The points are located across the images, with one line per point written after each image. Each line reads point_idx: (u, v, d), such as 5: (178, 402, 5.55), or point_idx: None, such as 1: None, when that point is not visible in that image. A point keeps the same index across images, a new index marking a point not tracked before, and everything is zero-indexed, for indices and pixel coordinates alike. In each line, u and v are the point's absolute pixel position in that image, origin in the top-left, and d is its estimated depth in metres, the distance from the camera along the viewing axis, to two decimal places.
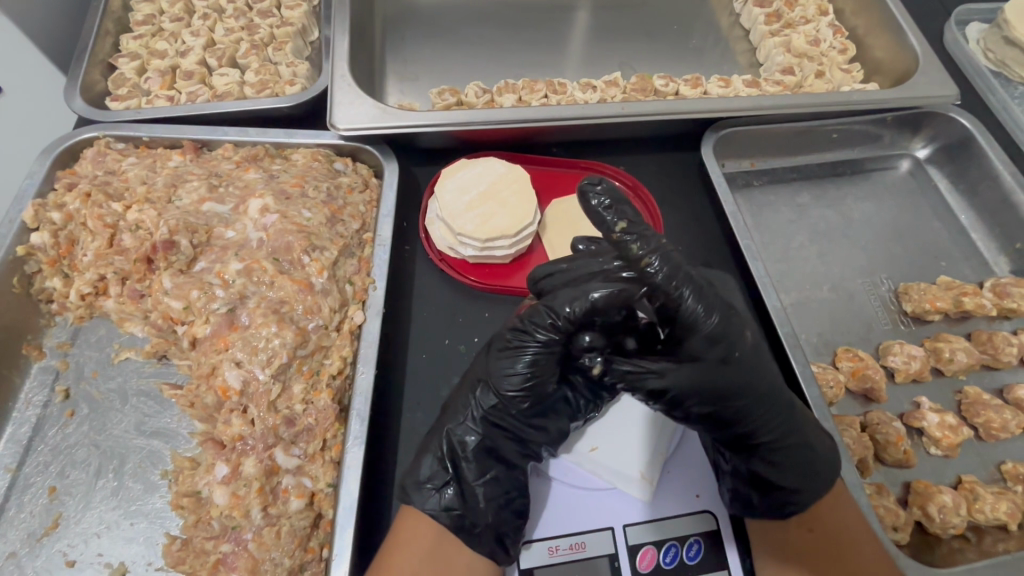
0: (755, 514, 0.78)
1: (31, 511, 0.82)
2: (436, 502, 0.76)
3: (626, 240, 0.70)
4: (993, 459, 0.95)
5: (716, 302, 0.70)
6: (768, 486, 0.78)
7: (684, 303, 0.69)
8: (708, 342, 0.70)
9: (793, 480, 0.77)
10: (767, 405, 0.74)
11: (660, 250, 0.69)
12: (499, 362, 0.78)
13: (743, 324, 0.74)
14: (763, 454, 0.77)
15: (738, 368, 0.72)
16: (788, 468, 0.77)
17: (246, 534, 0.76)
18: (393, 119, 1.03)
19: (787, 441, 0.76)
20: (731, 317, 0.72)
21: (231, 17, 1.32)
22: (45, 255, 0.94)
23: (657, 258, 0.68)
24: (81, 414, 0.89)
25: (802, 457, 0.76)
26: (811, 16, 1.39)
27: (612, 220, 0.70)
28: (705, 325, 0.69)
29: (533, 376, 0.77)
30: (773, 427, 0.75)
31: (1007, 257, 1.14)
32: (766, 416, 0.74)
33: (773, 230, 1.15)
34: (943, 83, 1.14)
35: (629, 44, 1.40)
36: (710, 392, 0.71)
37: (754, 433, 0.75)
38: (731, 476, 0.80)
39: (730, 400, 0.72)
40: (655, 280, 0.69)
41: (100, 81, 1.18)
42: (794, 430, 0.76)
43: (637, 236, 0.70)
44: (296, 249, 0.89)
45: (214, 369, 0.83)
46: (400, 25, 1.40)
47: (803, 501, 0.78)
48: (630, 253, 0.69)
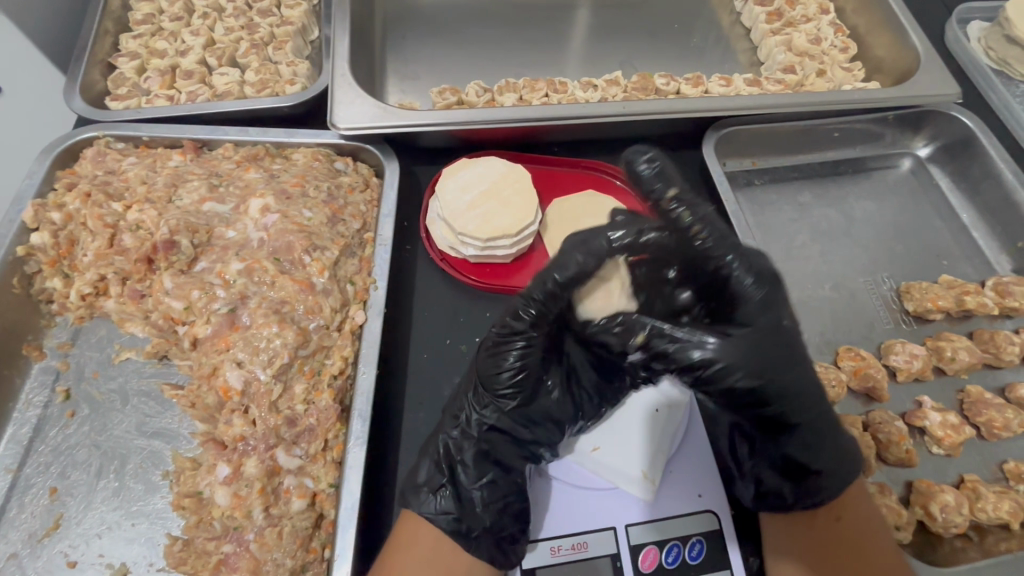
0: (785, 504, 0.77)
1: (33, 512, 0.82)
2: (433, 505, 0.76)
3: (673, 208, 0.73)
4: (995, 458, 0.95)
5: (757, 270, 0.71)
6: (799, 471, 0.75)
7: (731, 268, 0.71)
8: (756, 306, 0.70)
9: (826, 464, 0.74)
10: (808, 383, 0.71)
11: (708, 217, 0.72)
12: (488, 362, 0.77)
13: (784, 297, 0.73)
14: (798, 437, 0.73)
15: (784, 341, 0.69)
16: (820, 451, 0.73)
17: (248, 535, 0.76)
18: (394, 119, 1.03)
19: (825, 423, 0.73)
20: (774, 289, 0.72)
21: (231, 16, 1.32)
22: (45, 255, 0.94)
23: (704, 226, 0.71)
24: (81, 414, 0.89)
25: (834, 441, 0.74)
26: (812, 14, 1.39)
27: (660, 188, 0.74)
28: (750, 291, 0.70)
29: (524, 372, 0.76)
30: (812, 407, 0.71)
31: (1008, 255, 1.14)
32: (809, 395, 0.71)
33: (775, 229, 1.15)
34: (944, 81, 1.14)
35: (630, 43, 1.40)
36: (760, 363, 0.66)
37: (794, 414, 0.70)
38: (762, 466, 0.79)
39: (779, 372, 0.67)
40: (702, 245, 0.71)
41: (100, 80, 1.18)
42: (830, 411, 0.74)
43: (684, 203, 0.73)
44: (297, 248, 0.89)
45: (215, 369, 0.82)
46: (400, 24, 1.40)
47: (831, 487, 0.75)
48: (680, 220, 0.72)
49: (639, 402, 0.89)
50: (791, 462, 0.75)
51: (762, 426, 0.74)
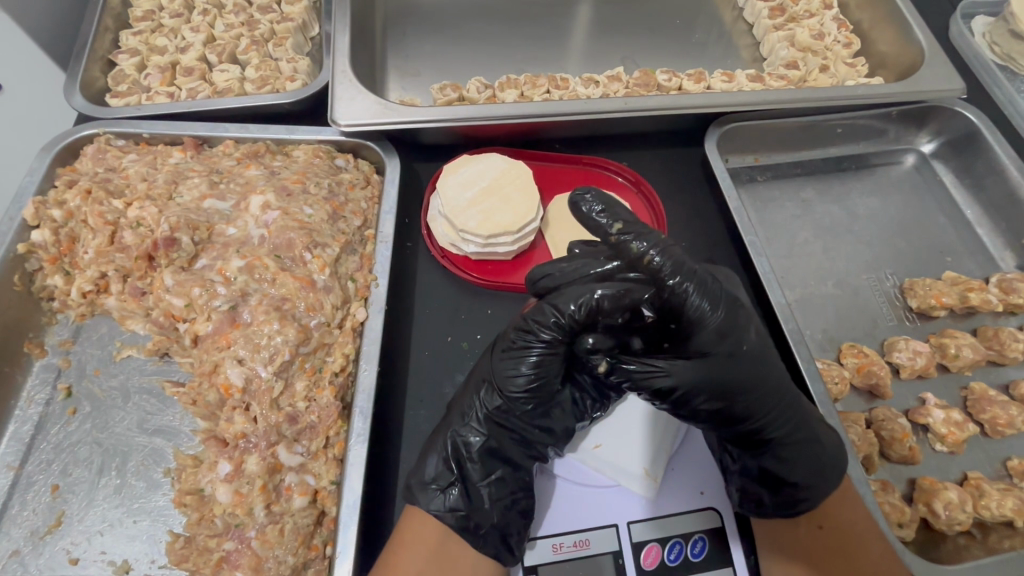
0: (763, 511, 0.78)
1: (35, 509, 0.82)
2: (441, 502, 0.76)
3: (625, 241, 0.71)
4: (998, 455, 0.95)
5: (719, 295, 0.72)
6: (777, 482, 0.77)
7: (689, 296, 0.70)
8: (716, 334, 0.71)
9: (802, 477, 0.76)
10: (776, 399, 0.74)
11: (660, 245, 0.71)
12: (504, 364, 0.77)
13: (748, 320, 0.75)
14: (771, 450, 0.77)
15: (744, 363, 0.72)
16: (795, 463, 0.76)
17: (250, 532, 0.76)
18: (394, 115, 1.02)
19: (797, 436, 0.76)
20: (736, 311, 0.73)
21: (231, 12, 1.31)
22: (46, 253, 0.94)
23: (658, 255, 0.70)
24: (83, 411, 0.89)
25: (811, 451, 0.76)
26: (814, 9, 1.38)
27: (609, 222, 0.72)
28: (712, 318, 0.71)
29: (541, 378, 0.77)
30: (781, 422, 0.75)
31: (1012, 252, 1.13)
32: (775, 412, 0.74)
33: (777, 226, 1.14)
34: (948, 77, 1.13)
35: (632, 39, 1.39)
36: (717, 387, 0.71)
37: (762, 429, 0.75)
38: (740, 475, 0.79)
39: (740, 394, 0.72)
40: (659, 274, 0.70)
41: (100, 77, 1.18)
42: (804, 424, 0.76)
43: (634, 234, 0.71)
44: (298, 245, 0.88)
45: (216, 366, 0.82)
46: (400, 20, 1.39)
47: (812, 498, 0.77)
48: (631, 252, 0.71)
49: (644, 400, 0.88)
50: (769, 474, 0.77)
51: (734, 441, 0.77)
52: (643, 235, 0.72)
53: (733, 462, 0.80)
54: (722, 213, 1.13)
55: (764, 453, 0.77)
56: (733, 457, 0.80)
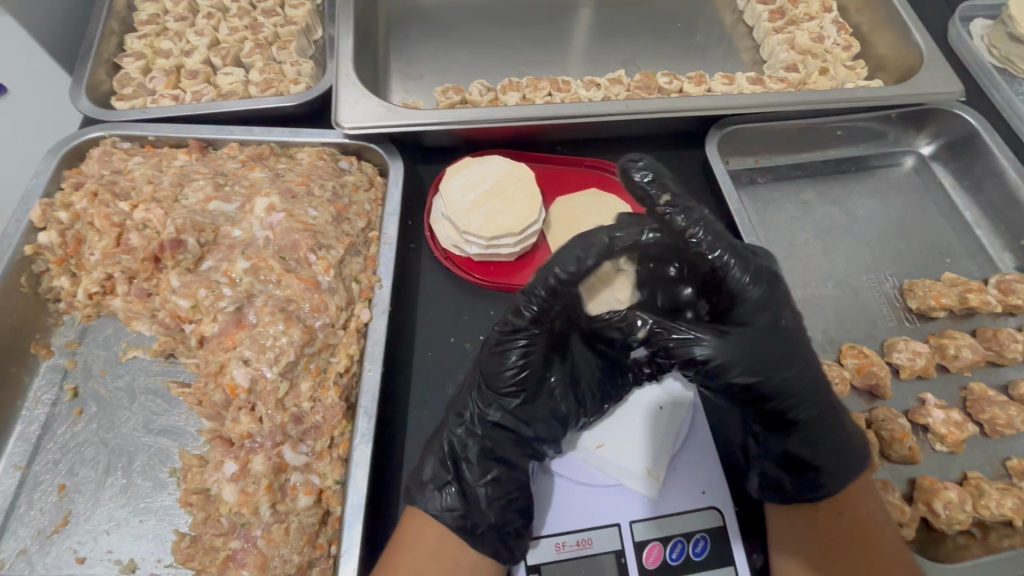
0: (785, 497, 0.79)
1: (42, 509, 0.83)
2: (438, 502, 0.77)
3: (669, 214, 0.76)
4: (998, 455, 0.95)
5: (760, 271, 0.75)
6: (801, 465, 0.77)
7: (730, 269, 0.74)
8: (757, 307, 0.73)
9: (825, 461, 0.75)
10: (811, 381, 0.73)
11: (702, 220, 0.76)
12: (490, 360, 0.77)
13: (788, 298, 0.76)
14: (796, 432, 0.76)
15: (784, 339, 0.72)
16: (820, 446, 0.75)
17: (255, 531, 0.76)
18: (398, 118, 1.03)
19: (827, 419, 0.75)
20: (776, 289, 0.75)
21: (234, 16, 1.32)
22: (52, 254, 0.95)
23: (699, 228, 0.75)
24: (89, 412, 0.90)
25: (835, 436, 0.75)
26: (814, 12, 1.39)
27: (656, 194, 0.77)
28: (752, 290, 0.73)
29: (526, 371, 0.77)
30: (811, 402, 0.74)
31: (1011, 253, 1.14)
32: (809, 392, 0.73)
33: (778, 227, 1.15)
34: (947, 79, 1.14)
35: (633, 42, 1.40)
36: (758, 361, 0.69)
37: (791, 409, 0.73)
38: (763, 460, 0.81)
39: (777, 369, 0.71)
40: (700, 247, 0.75)
41: (105, 80, 1.19)
42: (832, 409, 0.76)
43: (678, 209, 0.77)
44: (303, 247, 0.89)
45: (222, 367, 0.83)
46: (403, 24, 1.40)
47: (833, 484, 0.76)
48: (676, 226, 0.76)
49: (643, 399, 0.89)
50: (791, 458, 0.77)
51: (761, 420, 0.76)
52: (686, 211, 0.77)
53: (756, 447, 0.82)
54: (723, 214, 1.14)
55: (791, 434, 0.76)
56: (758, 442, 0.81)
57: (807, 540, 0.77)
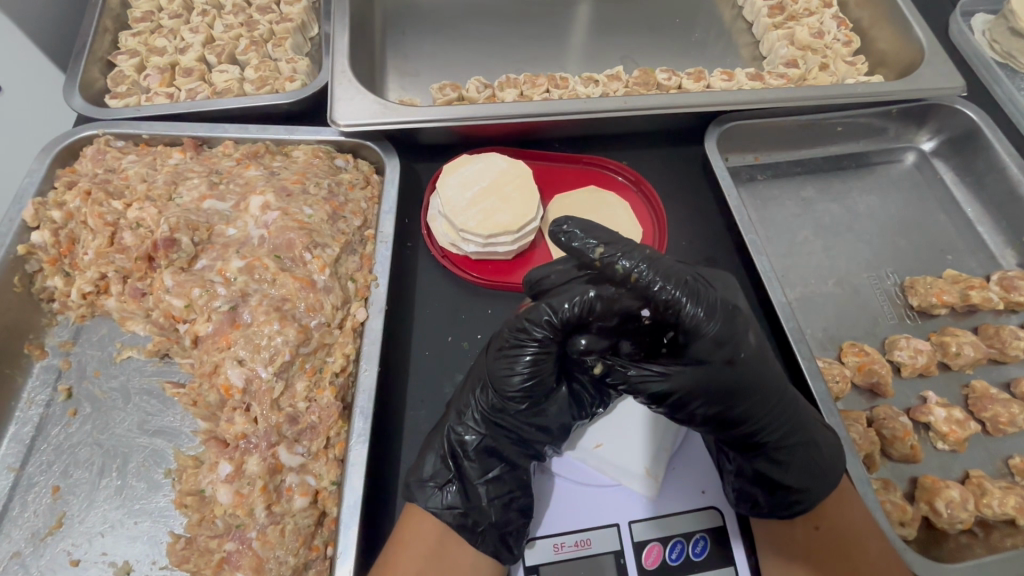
0: (759, 512, 0.78)
1: (35, 511, 0.82)
2: (439, 500, 0.76)
3: (609, 262, 0.70)
4: (1000, 453, 0.95)
5: (714, 303, 0.68)
6: (771, 484, 0.77)
7: (684, 307, 0.67)
8: (713, 343, 0.68)
9: (796, 480, 0.76)
10: (771, 409, 0.74)
11: (643, 261, 0.69)
12: (500, 364, 0.76)
13: (745, 324, 0.72)
14: (765, 453, 0.77)
15: (741, 371, 0.71)
16: (790, 466, 0.76)
17: (251, 533, 0.75)
18: (393, 115, 1.02)
19: (791, 440, 0.76)
20: (734, 320, 0.70)
21: (230, 13, 1.31)
22: (45, 254, 0.94)
23: (644, 270, 0.68)
24: (83, 413, 0.89)
25: (806, 456, 0.76)
26: (814, 8, 1.38)
27: (589, 248, 0.71)
28: (709, 327, 0.67)
29: (536, 377, 0.76)
30: (777, 426, 0.75)
31: (1013, 250, 1.13)
32: (770, 417, 0.74)
33: (777, 224, 1.14)
34: (948, 75, 1.13)
35: (631, 38, 1.39)
36: (712, 393, 0.71)
37: (757, 433, 0.75)
38: (735, 476, 0.80)
39: (733, 400, 0.72)
40: (645, 289, 0.68)
41: (99, 78, 1.18)
42: (798, 429, 0.76)
43: (620, 252, 0.70)
44: (298, 246, 0.88)
45: (217, 367, 0.82)
46: (400, 20, 1.39)
47: (805, 499, 0.77)
48: (618, 274, 0.69)
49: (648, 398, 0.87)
50: (765, 478, 0.78)
51: (728, 442, 0.77)
52: (627, 252, 0.70)
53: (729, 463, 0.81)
54: (722, 211, 1.13)
55: (757, 454, 0.77)
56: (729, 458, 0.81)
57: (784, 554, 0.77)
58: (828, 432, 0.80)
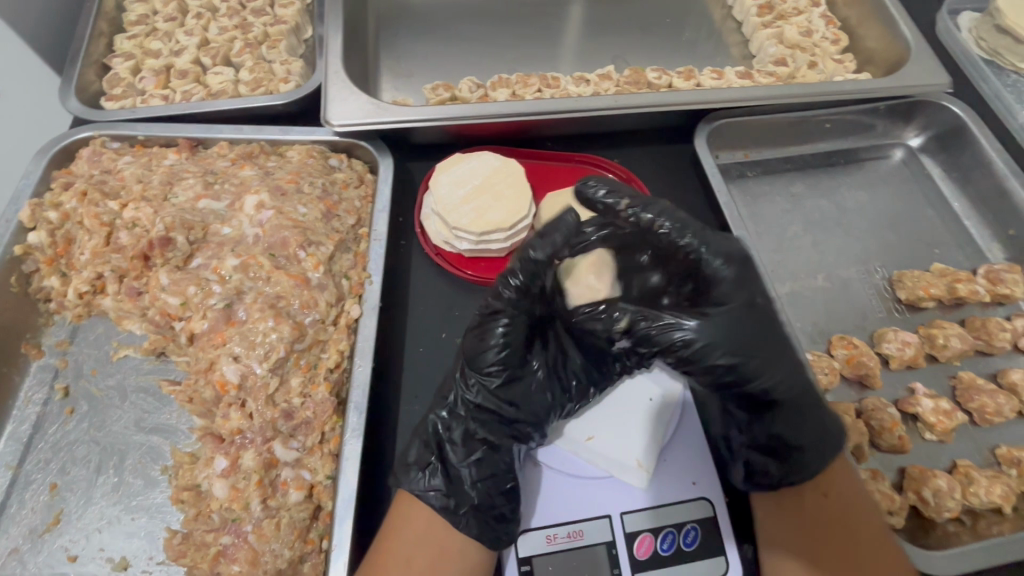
0: (770, 483, 0.79)
1: (33, 508, 0.83)
2: (423, 484, 0.78)
3: (634, 216, 0.80)
4: (988, 443, 0.96)
5: (731, 253, 0.79)
6: (785, 447, 0.78)
7: (701, 253, 0.78)
8: (731, 286, 0.76)
9: (808, 441, 0.77)
10: (790, 362, 0.77)
11: (665, 213, 0.80)
12: (474, 341, 0.80)
13: (758, 280, 0.80)
14: (780, 414, 0.78)
15: (760, 316, 0.76)
16: (805, 426, 0.77)
17: (246, 527, 0.76)
18: (385, 114, 1.04)
19: (805, 399, 0.78)
20: (748, 271, 0.79)
21: (224, 16, 1.32)
22: (42, 254, 0.95)
23: (663, 221, 0.79)
24: (80, 411, 0.90)
25: (816, 416, 0.77)
26: (802, 7, 1.40)
27: (615, 203, 0.81)
28: (726, 271, 0.77)
29: (509, 348, 0.79)
30: (794, 381, 0.77)
31: (1000, 244, 1.15)
32: (789, 369, 0.77)
33: (767, 220, 1.15)
34: (933, 72, 1.15)
35: (623, 37, 1.41)
36: (736, 338, 0.73)
37: (774, 390, 0.76)
38: (746, 446, 0.81)
39: (756, 346, 0.74)
40: (668, 237, 0.79)
41: (95, 81, 1.19)
42: (810, 389, 0.79)
43: (641, 207, 0.80)
44: (292, 244, 0.89)
45: (212, 363, 0.83)
46: (393, 22, 1.40)
47: (816, 464, 0.77)
48: (643, 223, 0.80)
49: (629, 387, 0.90)
50: (778, 442, 0.78)
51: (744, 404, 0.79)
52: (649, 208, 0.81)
53: (738, 434, 0.82)
54: (712, 208, 1.14)
55: (772, 417, 0.78)
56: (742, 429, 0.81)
57: (788, 517, 0.79)
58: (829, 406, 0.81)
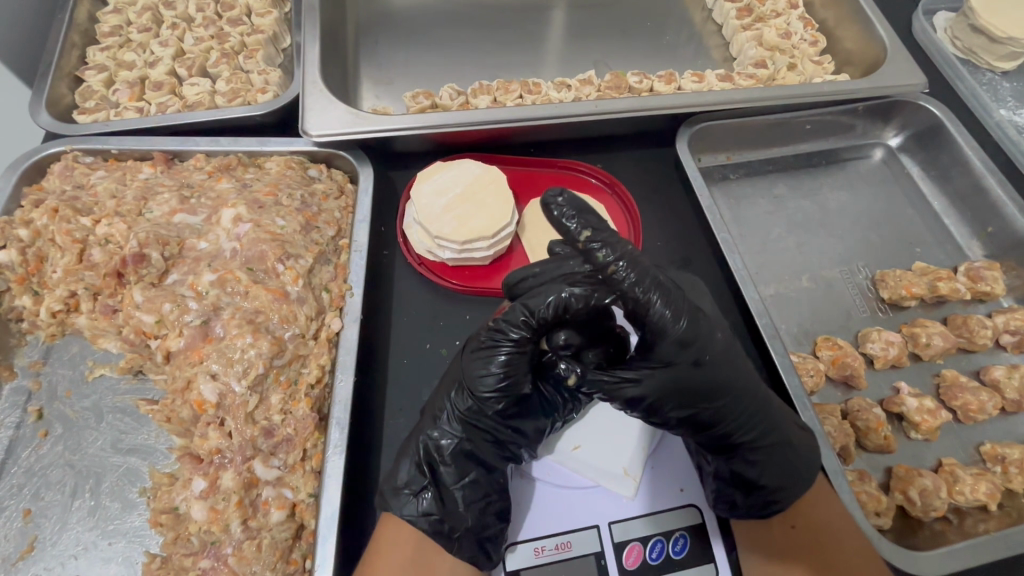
0: (737, 513, 0.79)
1: (6, 535, 0.81)
2: (415, 507, 0.75)
3: (592, 249, 0.68)
4: (972, 441, 0.96)
5: (685, 305, 0.69)
6: (748, 484, 0.78)
7: (652, 307, 0.67)
8: (678, 345, 0.69)
9: (771, 479, 0.77)
10: (749, 404, 0.75)
11: (625, 256, 0.67)
12: (473, 364, 0.77)
13: (710, 324, 0.72)
14: (740, 453, 0.78)
15: (712, 369, 0.72)
16: (764, 466, 0.77)
17: (226, 549, 0.75)
18: (365, 123, 1.02)
19: (765, 441, 0.77)
20: (699, 319, 0.71)
21: (200, 25, 1.30)
22: (13, 273, 0.93)
23: (623, 263, 0.67)
24: (55, 434, 0.88)
25: (781, 455, 0.77)
26: (781, 9, 1.40)
27: (576, 229, 0.68)
28: (675, 328, 0.68)
29: (510, 376, 0.76)
30: (748, 426, 0.76)
31: (979, 241, 1.16)
32: (744, 416, 0.75)
33: (751, 223, 1.16)
34: (910, 72, 1.16)
35: (604, 42, 1.41)
36: (685, 391, 0.72)
37: (731, 433, 0.76)
38: (713, 475, 0.80)
39: (706, 400, 0.73)
40: (622, 285, 0.67)
41: (67, 94, 1.16)
42: (773, 430, 0.77)
43: (601, 241, 0.68)
44: (270, 257, 0.88)
45: (189, 382, 0.81)
46: (372, 30, 1.39)
47: (782, 498, 0.78)
48: (596, 262, 0.67)
49: None
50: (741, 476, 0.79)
51: (708, 445, 0.78)
52: (611, 244, 0.68)
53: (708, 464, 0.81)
54: (695, 211, 1.14)
55: (733, 454, 0.78)
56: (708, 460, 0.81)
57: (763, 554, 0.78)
58: (805, 432, 0.81)
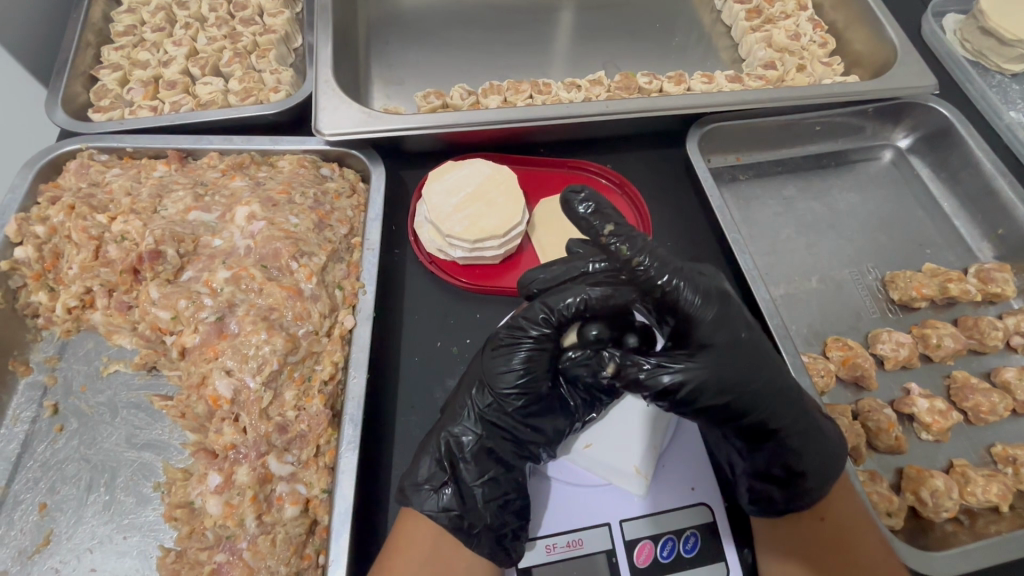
0: (774, 509, 0.78)
1: (23, 528, 0.82)
2: (434, 503, 0.76)
3: (613, 245, 0.75)
4: (983, 442, 0.96)
5: (710, 289, 0.72)
6: (786, 474, 0.77)
7: (680, 293, 0.71)
8: (712, 326, 0.71)
9: (808, 466, 0.76)
10: (778, 392, 0.74)
11: (644, 249, 0.74)
12: (494, 361, 0.78)
13: (739, 307, 0.74)
14: (777, 442, 0.76)
15: (745, 354, 0.72)
16: (801, 455, 0.76)
17: (241, 543, 0.76)
18: (377, 123, 1.03)
19: (801, 427, 0.75)
20: (727, 304, 0.73)
21: (212, 25, 1.31)
22: (29, 269, 0.94)
23: (645, 255, 0.73)
24: (70, 429, 0.88)
25: (817, 440, 0.76)
26: (790, 10, 1.40)
27: (598, 224, 0.77)
28: (706, 312, 0.71)
29: (531, 373, 0.78)
30: (784, 412, 0.74)
31: (990, 243, 1.15)
32: (776, 404, 0.73)
33: (761, 223, 1.16)
34: (920, 74, 1.16)
35: (613, 43, 1.41)
36: (722, 379, 0.70)
37: (767, 420, 0.74)
38: (749, 475, 0.80)
39: (741, 388, 0.71)
40: (646, 275, 0.72)
41: (82, 93, 1.18)
42: (806, 415, 0.76)
43: (622, 239, 0.75)
44: (284, 255, 0.89)
45: (204, 378, 0.82)
46: (383, 30, 1.40)
47: (818, 490, 0.77)
48: (620, 255, 0.74)
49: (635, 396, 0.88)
50: (777, 467, 0.77)
51: (741, 434, 0.76)
52: (630, 239, 0.75)
53: (740, 459, 0.80)
54: (706, 212, 1.14)
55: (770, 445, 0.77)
56: (743, 456, 0.80)
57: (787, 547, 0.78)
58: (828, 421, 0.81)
